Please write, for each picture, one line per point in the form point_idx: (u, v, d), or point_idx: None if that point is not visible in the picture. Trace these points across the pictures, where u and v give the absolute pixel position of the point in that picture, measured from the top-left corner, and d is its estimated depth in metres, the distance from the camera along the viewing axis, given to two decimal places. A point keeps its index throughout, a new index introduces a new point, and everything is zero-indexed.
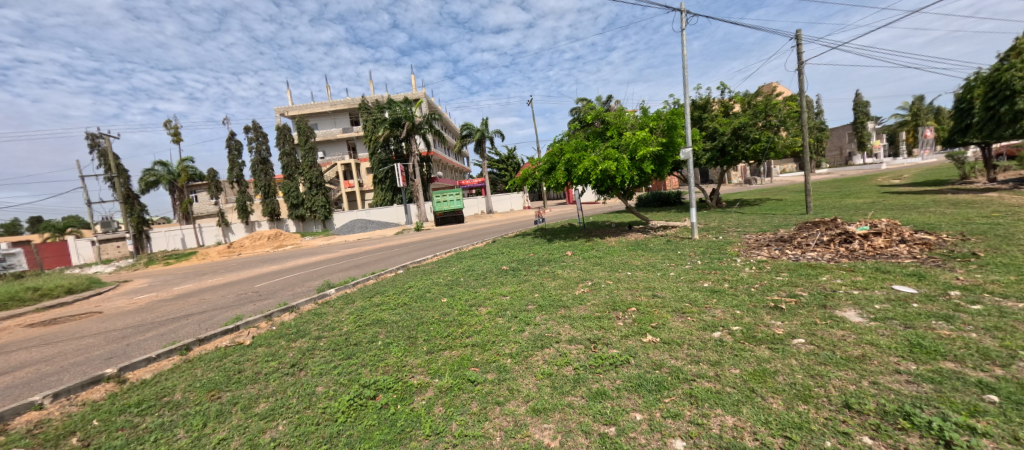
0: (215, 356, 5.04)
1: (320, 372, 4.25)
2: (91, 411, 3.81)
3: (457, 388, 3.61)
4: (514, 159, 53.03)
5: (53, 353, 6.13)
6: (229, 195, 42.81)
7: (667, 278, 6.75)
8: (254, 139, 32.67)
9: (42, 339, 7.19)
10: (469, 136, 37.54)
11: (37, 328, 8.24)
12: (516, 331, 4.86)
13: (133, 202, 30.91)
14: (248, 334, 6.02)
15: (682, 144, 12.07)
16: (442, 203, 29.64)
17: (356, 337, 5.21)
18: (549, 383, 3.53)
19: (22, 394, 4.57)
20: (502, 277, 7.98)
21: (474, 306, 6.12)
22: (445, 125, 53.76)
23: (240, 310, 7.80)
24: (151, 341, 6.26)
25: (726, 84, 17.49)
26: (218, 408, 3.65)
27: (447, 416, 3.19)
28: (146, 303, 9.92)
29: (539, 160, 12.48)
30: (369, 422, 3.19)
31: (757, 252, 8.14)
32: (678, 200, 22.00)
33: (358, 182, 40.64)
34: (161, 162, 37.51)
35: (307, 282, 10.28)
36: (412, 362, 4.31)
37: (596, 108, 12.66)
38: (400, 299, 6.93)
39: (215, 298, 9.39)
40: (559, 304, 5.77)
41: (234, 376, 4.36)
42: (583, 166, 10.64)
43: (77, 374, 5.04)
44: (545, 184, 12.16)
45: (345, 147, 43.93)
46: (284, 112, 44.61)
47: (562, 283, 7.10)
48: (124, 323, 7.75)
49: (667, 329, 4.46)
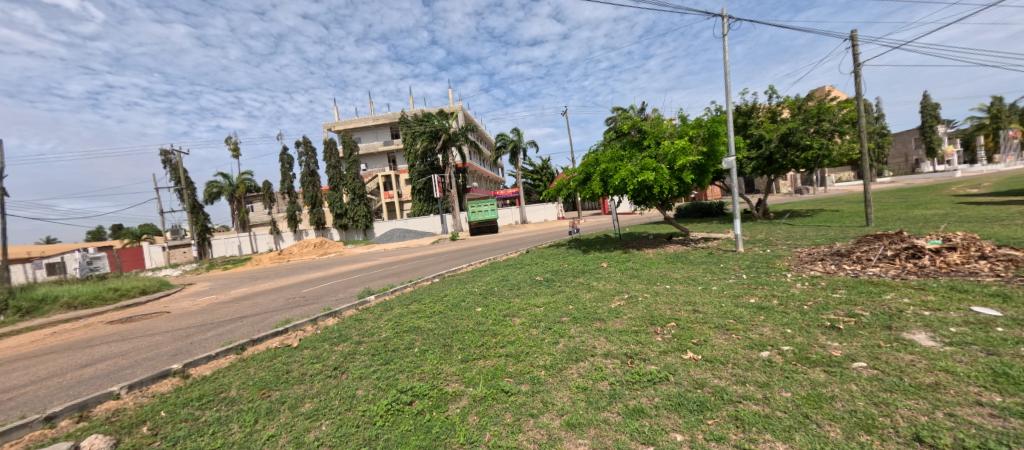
0: (266, 356, 5.37)
1: (360, 375, 4.42)
2: (160, 403, 4.18)
3: (491, 397, 3.63)
4: (548, 169, 53.43)
5: (129, 348, 6.80)
6: (281, 205, 45.79)
7: (709, 292, 6.47)
8: (303, 153, 35.00)
9: (120, 335, 7.99)
10: (503, 148, 38.09)
11: (116, 325, 9.18)
12: (550, 343, 4.82)
13: (198, 212, 33.90)
14: (296, 336, 6.39)
15: (724, 152, 11.56)
16: (477, 213, 30.14)
17: (393, 343, 5.37)
18: (584, 397, 3.46)
19: (104, 384, 5.09)
20: (536, 288, 7.97)
21: (508, 316, 6.14)
22: (481, 137, 55.20)
23: (289, 313, 8.28)
24: (210, 340, 6.79)
25: (773, 89, 16.75)
26: (268, 406, 3.88)
27: (482, 425, 3.20)
28: (207, 305, 10.79)
29: (574, 171, 12.43)
30: (406, 427, 3.27)
31: (810, 267, 7.60)
32: (721, 212, 20.96)
33: (397, 193, 42.39)
34: (223, 174, 40.97)
35: (349, 288, 10.74)
36: (447, 370, 4.38)
37: (632, 118, 12.51)
38: (435, 308, 7.07)
39: (266, 302, 10.02)
40: (594, 317, 5.66)
41: (283, 376, 4.62)
42: (619, 177, 10.45)
43: (148, 368, 5.55)
44: (580, 194, 12.03)
45: (386, 160, 45.99)
46: (331, 127, 47.44)
47: (597, 295, 6.98)
48: (188, 322, 8.47)
49: (709, 347, 4.26)
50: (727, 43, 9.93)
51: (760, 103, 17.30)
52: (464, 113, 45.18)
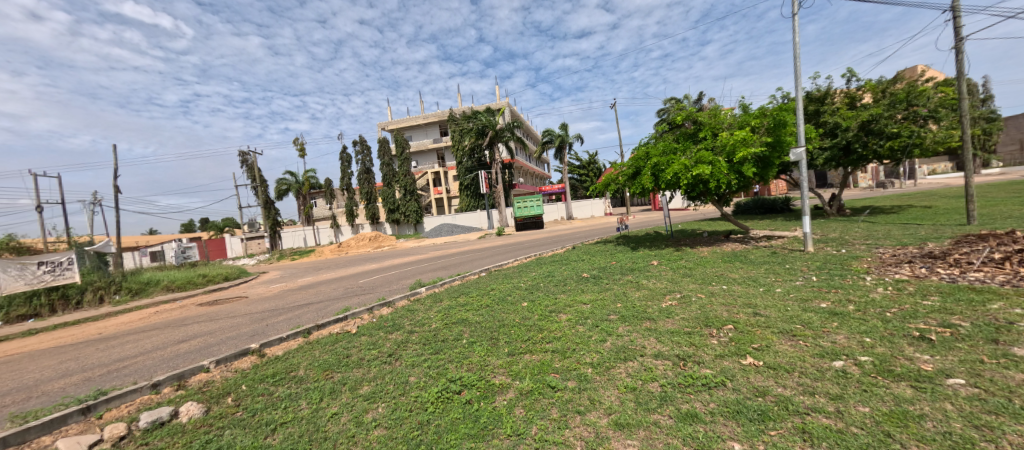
0: (329, 340, 5.82)
1: (413, 363, 4.64)
2: (241, 378, 4.67)
3: (537, 392, 3.65)
4: (596, 164, 52.38)
5: (215, 327, 7.68)
6: (340, 201, 49.01)
7: (771, 295, 6.01)
8: (360, 152, 37.13)
9: (208, 316, 9.04)
10: (550, 143, 37.79)
11: (205, 307, 10.40)
12: (598, 341, 4.74)
13: (270, 207, 37.26)
14: (354, 323, 6.84)
15: (791, 143, 10.63)
16: (523, 209, 30.26)
17: (443, 334, 5.57)
18: (633, 397, 3.37)
19: (196, 359, 5.79)
20: (582, 284, 7.87)
21: (554, 312, 6.13)
22: (528, 132, 55.31)
23: (347, 302, 8.88)
24: (281, 323, 7.47)
25: (851, 71, 15.10)
26: (332, 386, 4.19)
27: (529, 418, 3.24)
28: (278, 291, 11.87)
29: (623, 165, 12.06)
30: (455, 415, 3.38)
31: (894, 270, 6.79)
32: (786, 208, 19.31)
33: (446, 189, 43.75)
34: (291, 172, 44.61)
35: (401, 280, 11.28)
36: (495, 362, 4.46)
37: (686, 108, 11.89)
38: (482, 301, 7.24)
39: (328, 291, 10.81)
40: (643, 316, 5.49)
41: (344, 360, 4.97)
42: (671, 171, 9.98)
43: (231, 346, 6.23)
44: (629, 189, 11.65)
45: (435, 157, 47.53)
46: (385, 127, 49.87)
47: (647, 294, 6.74)
48: (263, 307, 9.38)
49: (772, 353, 3.97)
50: (797, 22, 9.10)
51: (836, 88, 15.66)
52: (510, 109, 45.45)
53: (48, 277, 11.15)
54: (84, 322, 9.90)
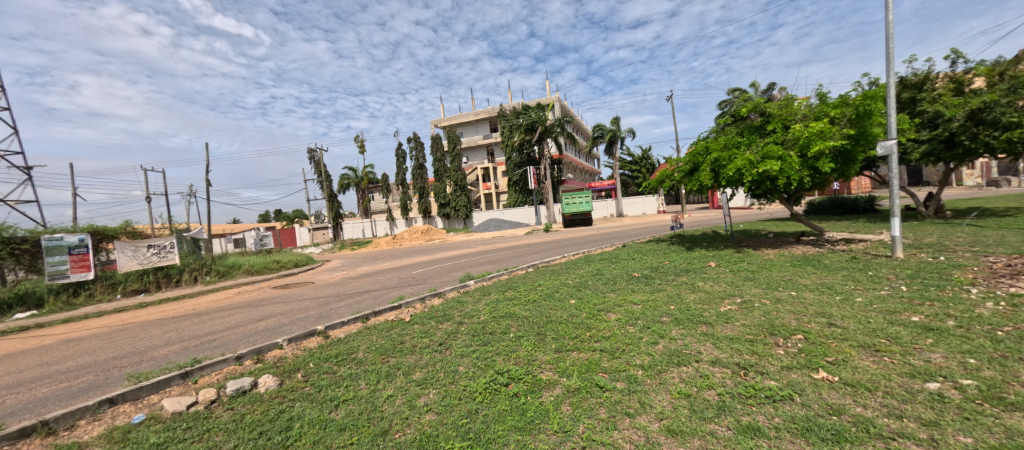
0: (385, 327, 6.17)
1: (462, 353, 4.79)
2: (310, 355, 5.10)
3: (585, 390, 3.60)
4: (649, 159, 50.40)
5: (287, 309, 8.46)
6: (395, 195, 51.50)
7: (850, 304, 5.43)
8: (414, 148, 38.71)
9: (281, 298, 9.98)
10: (601, 138, 36.86)
11: (279, 290, 11.50)
12: (649, 343, 4.57)
13: (334, 200, 40.10)
14: (408, 311, 7.19)
15: (879, 135, 9.47)
16: (571, 205, 29.91)
17: (491, 327, 5.68)
18: (687, 404, 3.22)
19: (271, 336, 6.42)
20: (632, 284, 7.63)
21: (603, 311, 5.99)
22: (578, 127, 54.46)
23: (402, 291, 9.34)
24: (343, 308, 8.06)
25: (958, 52, 13.13)
26: (387, 370, 4.44)
27: (576, 416, 3.21)
28: (340, 278, 12.82)
29: (679, 161, 11.47)
30: (503, 407, 3.44)
31: (1010, 283, 5.82)
32: (869, 208, 17.22)
33: (495, 184, 44.41)
34: (352, 168, 47.64)
35: (451, 272, 11.66)
36: (542, 358, 4.47)
37: (753, 99, 11.04)
38: (530, 296, 7.29)
39: (384, 280, 11.45)
40: (699, 320, 5.20)
41: (398, 346, 5.25)
42: (734, 166, 9.30)
43: (300, 327, 6.82)
44: (685, 186, 11.06)
45: (485, 153, 48.35)
46: (438, 124, 51.53)
47: (703, 296, 6.39)
48: (327, 292, 10.16)
49: (849, 368, 3.59)
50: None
51: (937, 72, 13.70)
52: (560, 104, 44.96)
53: (156, 258, 12.79)
54: (183, 299, 11.36)
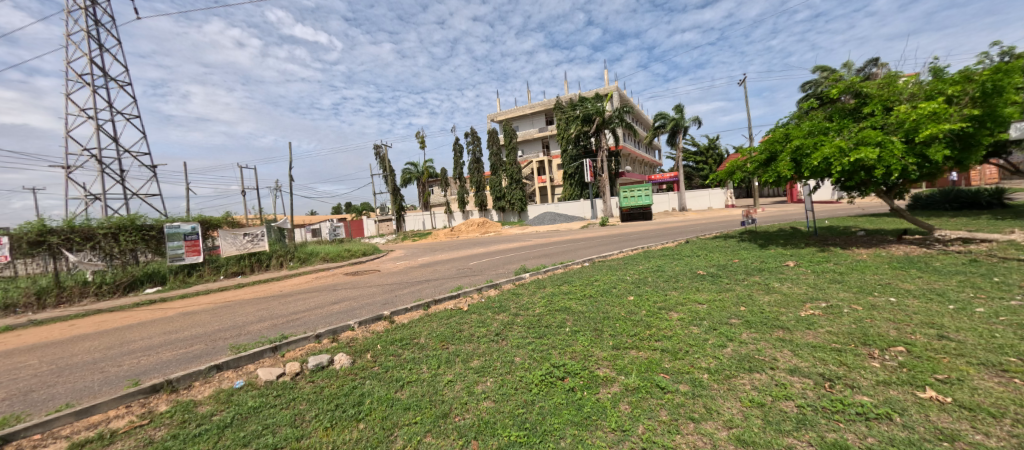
0: (445, 315, 6.43)
1: (518, 344, 4.85)
2: (378, 338, 5.49)
3: (645, 390, 3.48)
4: (717, 149, 47.01)
5: (357, 294, 9.17)
6: (453, 189, 53.24)
7: (967, 315, 4.64)
8: (471, 143, 39.65)
9: (352, 284, 10.85)
10: (663, 127, 34.93)
11: (350, 276, 12.50)
12: (716, 346, 4.28)
13: (397, 193, 42.46)
14: (465, 301, 7.44)
15: (1013, 115, 7.92)
16: (630, 199, 28.69)
17: (546, 320, 5.68)
18: (760, 414, 2.98)
19: (344, 318, 7.01)
20: (697, 282, 7.19)
21: (664, 310, 5.72)
22: (638, 117, 52.22)
23: (460, 281, 9.68)
24: (406, 295, 8.56)
25: None
26: (446, 357, 4.64)
27: (635, 416, 3.11)
28: (404, 267, 13.62)
29: (753, 150, 10.53)
30: (558, 400, 3.44)
31: None
32: (995, 202, 14.53)
33: (550, 178, 44.19)
34: (413, 163, 50.00)
35: (507, 265, 11.84)
36: (599, 354, 4.39)
37: (844, 79, 9.79)
38: (586, 291, 7.17)
39: (443, 270, 11.95)
40: (775, 324, 4.77)
41: (457, 334, 5.46)
42: (819, 156, 8.34)
43: (369, 311, 7.38)
44: (760, 178, 10.13)
45: (541, 146, 48.17)
46: (495, 118, 52.22)
47: (779, 298, 5.84)
48: (391, 280, 10.85)
49: (968, 389, 3.07)
50: None
51: None
52: (619, 94, 43.38)
53: (250, 245, 14.56)
54: (271, 281, 12.79)
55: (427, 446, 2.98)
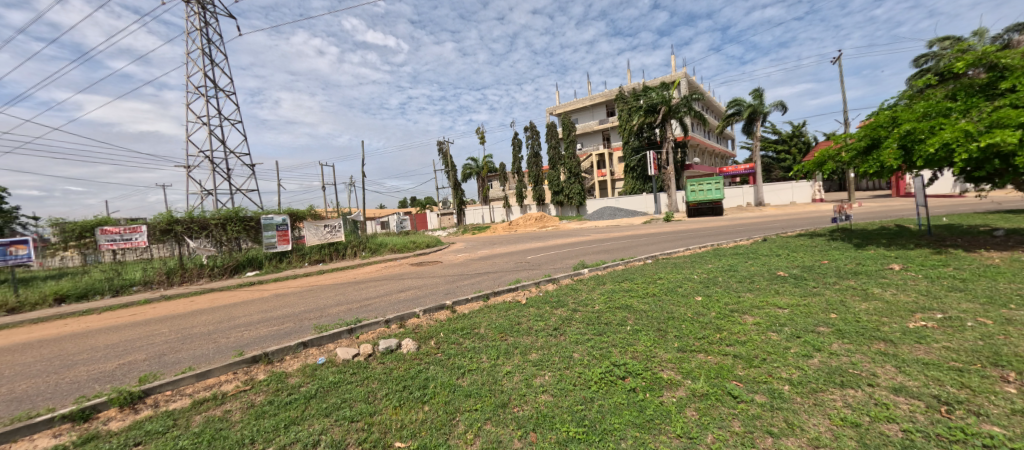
0: (503, 307, 6.55)
1: (577, 340, 4.79)
2: (441, 326, 5.76)
3: (714, 397, 3.25)
4: (802, 137, 42.31)
5: (422, 283, 9.70)
6: (512, 183, 53.81)
7: None
8: (530, 137, 39.71)
9: (417, 274, 11.50)
10: (737, 115, 32.06)
11: (415, 266, 13.27)
12: (799, 355, 3.87)
13: (458, 188, 43.98)
14: (524, 294, 7.52)
15: None
16: (698, 193, 26.97)
17: (606, 317, 5.54)
18: (854, 435, 2.65)
19: (411, 305, 7.46)
20: (776, 284, 6.55)
21: (737, 313, 5.29)
22: (709, 105, 48.58)
23: (518, 274, 9.80)
24: (467, 286, 8.86)
25: None
26: (505, 348, 4.72)
27: (703, 424, 2.93)
28: (464, 259, 14.13)
29: (849, 137, 9.27)
30: (619, 400, 3.35)
31: None
32: None
33: (610, 171, 42.90)
34: (473, 158, 51.37)
35: (565, 259, 11.75)
36: (663, 355, 4.19)
37: (973, 50, 8.23)
38: (649, 289, 6.86)
39: (501, 263, 12.16)
40: (873, 335, 4.19)
41: (516, 326, 5.54)
42: (938, 142, 7.10)
43: (433, 299, 7.76)
44: (857, 168, 8.91)
45: (601, 138, 46.82)
46: (554, 111, 51.73)
47: (880, 307, 5.11)
48: (453, 271, 11.32)
49: None
50: None
51: None
52: (688, 80, 40.64)
53: (330, 235, 16.01)
54: (347, 269, 14.00)
55: (487, 433, 3.07)
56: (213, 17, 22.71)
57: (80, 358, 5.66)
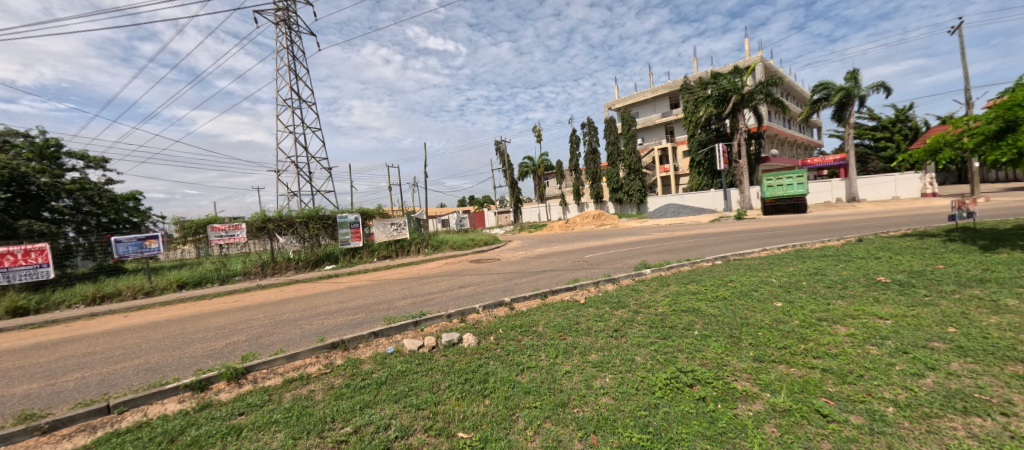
0: (562, 306, 6.50)
1: (639, 343, 4.61)
2: (500, 322, 5.86)
3: (799, 413, 2.95)
4: (908, 121, 36.69)
5: (481, 279, 9.97)
6: (569, 181, 53.14)
7: None
8: (588, 134, 38.90)
9: (476, 270, 11.84)
10: (824, 100, 28.69)
11: (474, 263, 13.68)
12: (908, 374, 3.36)
13: (515, 186, 44.45)
14: (582, 294, 7.40)
15: None
16: (776, 188, 24.54)
17: (671, 320, 5.26)
18: None
19: (470, 301, 7.69)
20: (874, 291, 5.75)
21: (826, 322, 4.72)
22: (790, 90, 43.98)
23: (576, 273, 9.67)
24: (524, 284, 8.93)
25: None
26: (564, 347, 4.68)
27: (786, 443, 2.66)
28: (521, 257, 14.24)
29: (973, 119, 7.83)
30: (686, 409, 3.16)
31: None
32: None
33: (674, 166, 40.65)
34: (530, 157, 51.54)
35: (625, 259, 11.36)
36: (736, 364, 3.88)
37: None
38: (719, 292, 6.38)
39: (558, 261, 12.08)
40: (1008, 355, 3.51)
41: (575, 326, 5.47)
42: None
43: (491, 296, 7.94)
44: (986, 155, 7.48)
45: (663, 132, 44.45)
46: (613, 106, 50.15)
47: (1017, 321, 4.26)
48: (510, 269, 11.48)
49: None
50: None
51: None
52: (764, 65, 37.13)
53: (396, 232, 17.05)
54: (411, 265, 14.80)
55: (547, 432, 3.06)
56: (298, 36, 25.22)
57: (197, 336, 6.63)
